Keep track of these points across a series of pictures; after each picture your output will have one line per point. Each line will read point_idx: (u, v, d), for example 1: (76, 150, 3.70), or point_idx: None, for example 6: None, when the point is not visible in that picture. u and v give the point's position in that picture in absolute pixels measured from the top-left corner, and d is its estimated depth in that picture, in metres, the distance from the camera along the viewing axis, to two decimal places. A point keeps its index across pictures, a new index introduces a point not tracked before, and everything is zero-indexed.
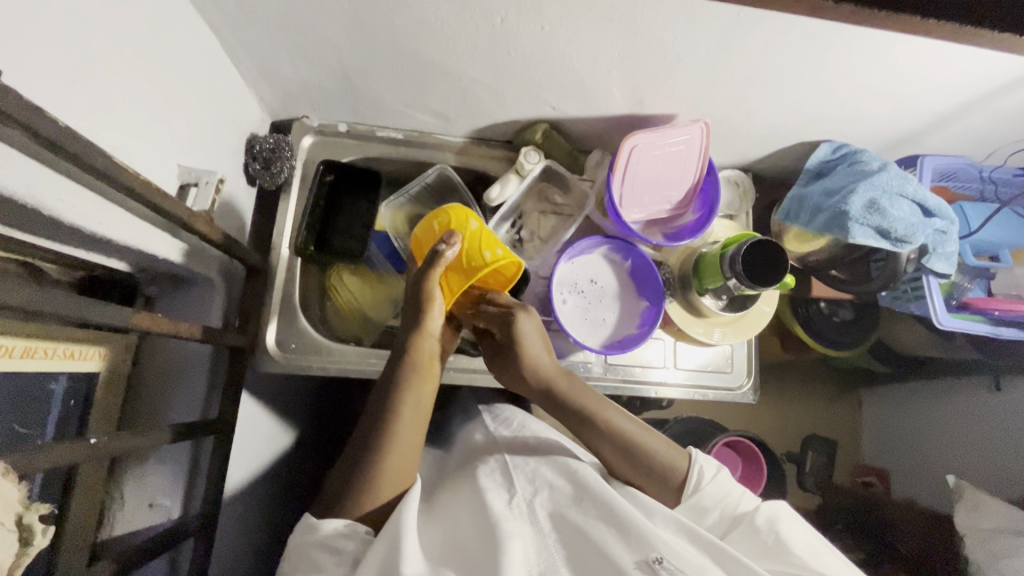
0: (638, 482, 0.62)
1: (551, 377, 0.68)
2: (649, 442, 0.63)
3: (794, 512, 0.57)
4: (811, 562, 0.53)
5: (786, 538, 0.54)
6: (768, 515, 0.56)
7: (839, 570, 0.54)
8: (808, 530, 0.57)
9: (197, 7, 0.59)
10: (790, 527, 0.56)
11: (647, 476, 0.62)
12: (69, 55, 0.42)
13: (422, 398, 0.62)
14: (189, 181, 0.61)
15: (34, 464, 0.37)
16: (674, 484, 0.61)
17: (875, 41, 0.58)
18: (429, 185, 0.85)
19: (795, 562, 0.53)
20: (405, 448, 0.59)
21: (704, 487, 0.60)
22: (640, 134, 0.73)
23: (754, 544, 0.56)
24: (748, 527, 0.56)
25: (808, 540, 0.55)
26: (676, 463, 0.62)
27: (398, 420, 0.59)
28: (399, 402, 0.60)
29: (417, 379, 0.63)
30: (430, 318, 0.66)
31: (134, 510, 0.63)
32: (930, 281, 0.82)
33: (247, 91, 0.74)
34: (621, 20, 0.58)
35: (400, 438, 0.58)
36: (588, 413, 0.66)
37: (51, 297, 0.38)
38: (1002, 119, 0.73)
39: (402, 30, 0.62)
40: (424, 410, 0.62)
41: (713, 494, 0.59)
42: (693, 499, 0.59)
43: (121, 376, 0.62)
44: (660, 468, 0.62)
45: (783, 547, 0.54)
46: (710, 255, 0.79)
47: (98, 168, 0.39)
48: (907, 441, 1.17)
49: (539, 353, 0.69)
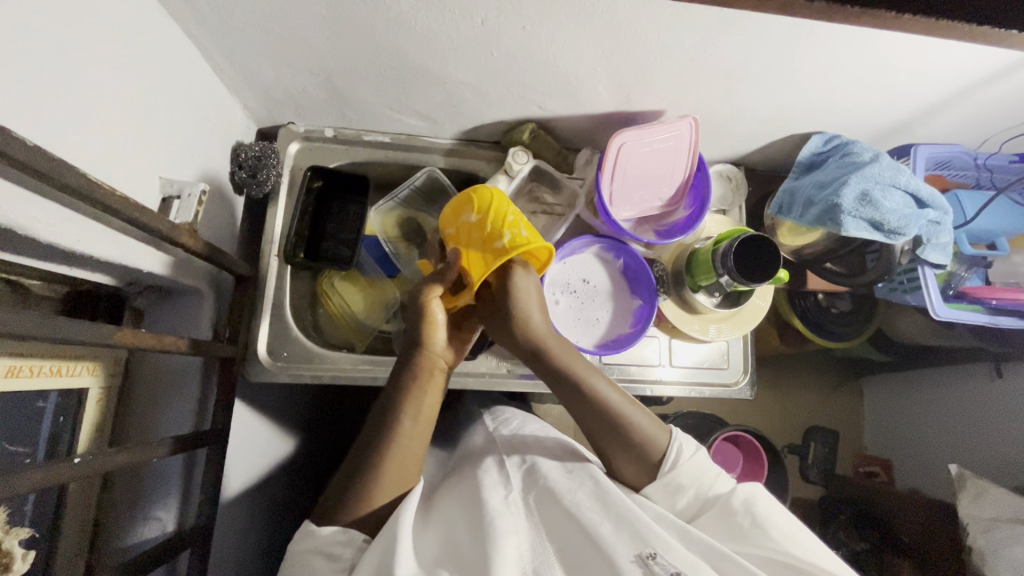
0: (616, 452, 0.62)
1: (541, 337, 0.66)
2: (633, 414, 0.63)
3: (772, 494, 0.57)
4: (787, 545, 0.52)
5: (762, 520, 0.54)
6: (745, 496, 0.55)
7: (817, 551, 0.53)
8: (787, 515, 0.55)
9: (174, 17, 0.58)
10: (765, 507, 0.55)
11: (624, 448, 0.61)
12: (40, 72, 0.42)
13: (426, 407, 0.62)
14: (172, 193, 0.61)
15: (20, 487, 0.36)
16: (649, 464, 0.60)
17: (859, 35, 0.57)
18: (419, 188, 0.85)
19: (769, 542, 0.52)
20: (404, 457, 0.58)
21: (682, 465, 0.59)
22: (628, 131, 0.72)
23: (729, 527, 0.55)
24: (723, 510, 0.55)
25: (786, 521, 0.55)
26: (656, 440, 0.61)
27: (397, 428, 0.59)
28: (398, 410, 0.61)
29: (418, 392, 0.62)
30: (431, 328, 0.65)
31: (128, 524, 0.63)
32: (925, 271, 0.81)
33: (231, 100, 0.74)
34: (604, 19, 0.57)
35: (401, 447, 0.58)
36: (575, 377, 0.64)
37: (38, 321, 0.38)
38: (996, 106, 0.72)
39: (382, 33, 0.61)
40: (426, 419, 0.62)
41: (692, 471, 0.59)
42: (667, 478, 0.59)
43: (112, 391, 0.62)
44: (641, 447, 0.61)
45: (759, 528, 0.53)
46: (703, 252, 0.78)
47: (73, 187, 0.39)
48: (909, 431, 1.16)
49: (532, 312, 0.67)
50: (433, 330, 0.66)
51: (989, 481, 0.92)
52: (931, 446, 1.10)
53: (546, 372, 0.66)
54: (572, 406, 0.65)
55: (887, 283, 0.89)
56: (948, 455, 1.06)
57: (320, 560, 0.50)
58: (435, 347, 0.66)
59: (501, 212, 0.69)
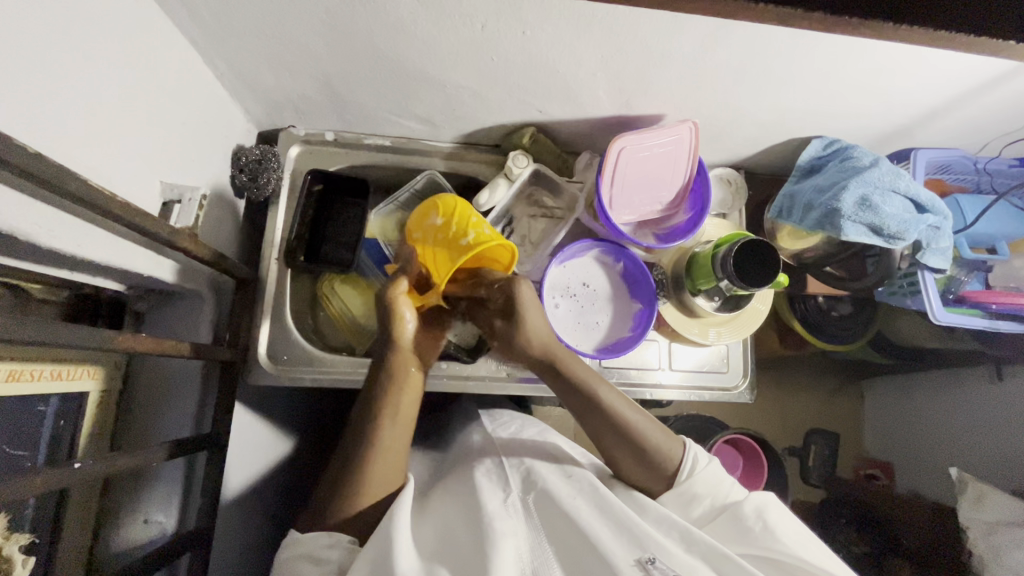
0: (632, 466, 0.62)
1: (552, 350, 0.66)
2: (645, 425, 0.62)
3: (784, 503, 0.57)
4: (797, 550, 0.52)
5: (772, 527, 0.54)
6: (757, 503, 0.56)
7: (821, 560, 0.53)
8: (796, 523, 0.56)
9: (175, 22, 0.59)
10: (777, 516, 0.55)
11: (639, 461, 0.61)
12: (41, 80, 0.42)
13: (404, 407, 0.62)
14: (172, 198, 0.61)
15: (18, 491, 0.37)
16: (666, 474, 0.60)
17: (857, 40, 0.57)
18: (419, 192, 0.84)
19: (779, 547, 0.53)
20: (388, 456, 0.59)
21: (696, 475, 0.59)
22: (628, 136, 0.72)
23: (740, 532, 0.55)
24: (735, 517, 0.56)
25: (796, 530, 0.55)
26: (669, 450, 0.61)
27: (376, 430, 0.59)
28: (380, 413, 0.61)
29: (394, 389, 0.62)
30: (401, 326, 0.67)
31: (128, 527, 0.63)
32: (926, 275, 0.80)
33: (231, 104, 0.74)
34: (603, 24, 0.58)
35: (380, 451, 0.58)
36: (589, 392, 0.64)
37: (39, 326, 0.38)
38: (995, 110, 0.72)
39: (382, 38, 0.61)
40: (405, 421, 0.62)
41: (706, 482, 0.59)
42: (684, 488, 0.59)
43: (112, 394, 0.62)
44: (655, 459, 0.61)
45: (769, 535, 0.53)
46: (703, 256, 0.78)
47: (73, 193, 0.39)
48: (909, 433, 1.16)
49: (537, 324, 0.67)
50: (404, 328, 0.67)
51: (989, 485, 0.92)
52: (932, 449, 1.10)
53: (561, 390, 0.66)
54: (589, 426, 0.64)
55: (888, 287, 0.88)
56: (948, 458, 1.06)
57: (306, 564, 0.50)
58: (406, 344, 0.67)
59: (464, 214, 0.72)
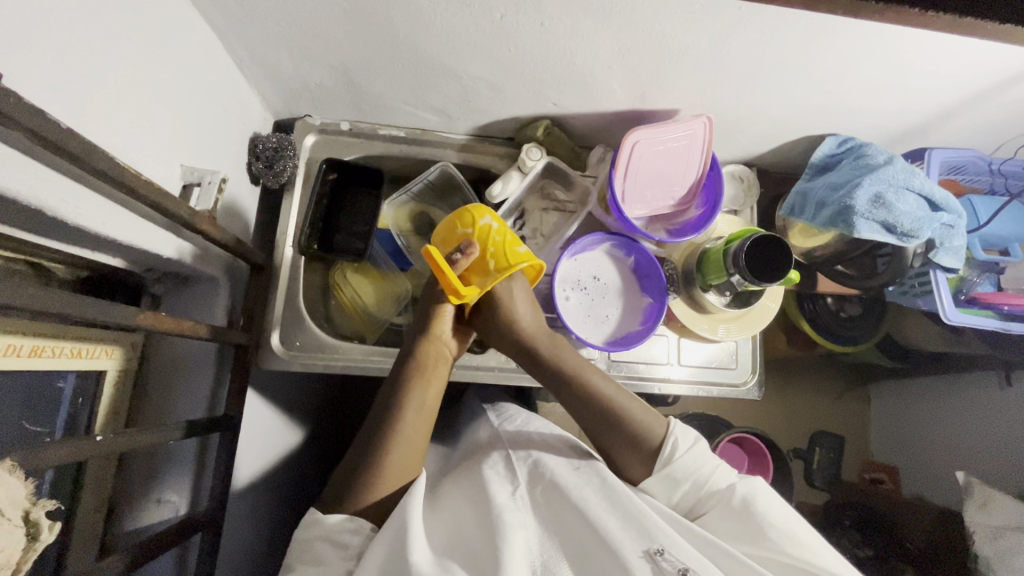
0: (620, 449, 0.63)
1: (536, 337, 0.70)
2: (629, 407, 0.64)
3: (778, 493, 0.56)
4: (790, 537, 0.52)
5: (758, 515, 0.53)
6: (744, 493, 0.55)
7: (820, 549, 0.52)
8: (788, 509, 0.55)
9: (197, 7, 0.59)
10: (769, 504, 0.55)
11: (624, 442, 0.62)
12: (69, 60, 0.43)
13: (428, 399, 0.64)
14: (192, 180, 0.62)
15: (40, 460, 0.37)
16: (651, 456, 0.61)
17: (875, 35, 0.57)
18: (431, 182, 0.85)
19: (770, 544, 0.51)
20: (407, 447, 0.59)
21: (677, 458, 0.59)
22: (642, 129, 0.72)
23: (733, 519, 0.54)
24: (729, 507, 0.55)
25: (788, 516, 0.54)
26: (655, 432, 0.62)
27: (400, 420, 0.61)
28: (402, 404, 0.62)
29: (422, 379, 0.65)
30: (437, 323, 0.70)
31: (139, 507, 0.64)
32: (937, 275, 0.81)
33: (249, 91, 0.75)
34: (620, 16, 0.58)
35: (400, 437, 0.59)
36: (574, 373, 0.67)
37: (63, 299, 0.39)
38: (1011, 110, 0.71)
39: (401, 28, 0.62)
40: (428, 412, 0.64)
41: (686, 466, 0.59)
42: (665, 470, 0.59)
43: (129, 374, 0.63)
44: (638, 439, 0.62)
45: (762, 524, 0.52)
46: (714, 251, 0.78)
47: (100, 169, 0.40)
48: (916, 436, 1.15)
49: (523, 312, 0.71)
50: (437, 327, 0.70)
51: (997, 489, 0.91)
52: (939, 452, 1.09)
53: (549, 375, 0.69)
54: (577, 410, 0.67)
55: (898, 287, 0.89)
56: (954, 462, 1.06)
57: (311, 551, 0.51)
58: (437, 339, 0.69)
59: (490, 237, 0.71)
